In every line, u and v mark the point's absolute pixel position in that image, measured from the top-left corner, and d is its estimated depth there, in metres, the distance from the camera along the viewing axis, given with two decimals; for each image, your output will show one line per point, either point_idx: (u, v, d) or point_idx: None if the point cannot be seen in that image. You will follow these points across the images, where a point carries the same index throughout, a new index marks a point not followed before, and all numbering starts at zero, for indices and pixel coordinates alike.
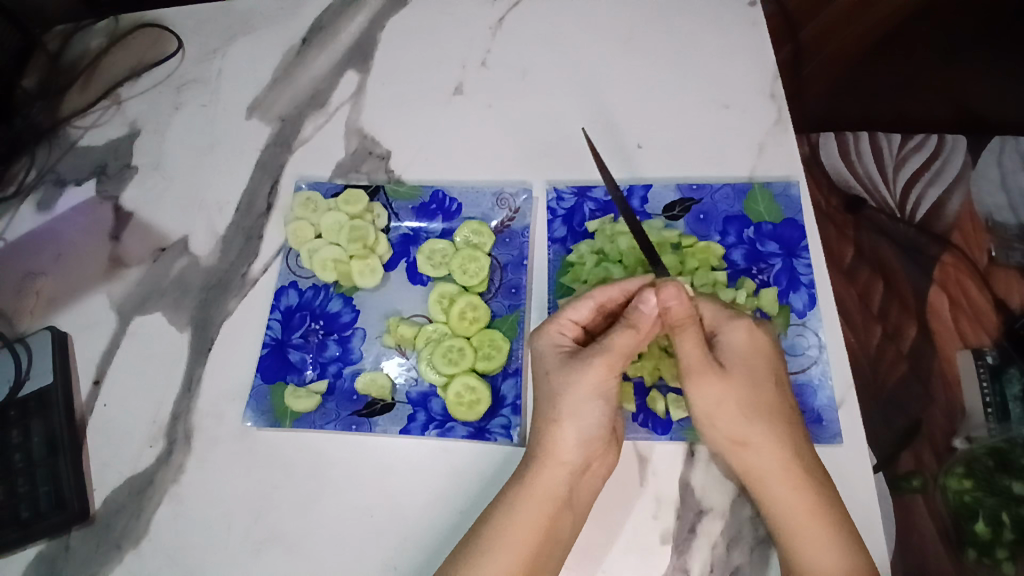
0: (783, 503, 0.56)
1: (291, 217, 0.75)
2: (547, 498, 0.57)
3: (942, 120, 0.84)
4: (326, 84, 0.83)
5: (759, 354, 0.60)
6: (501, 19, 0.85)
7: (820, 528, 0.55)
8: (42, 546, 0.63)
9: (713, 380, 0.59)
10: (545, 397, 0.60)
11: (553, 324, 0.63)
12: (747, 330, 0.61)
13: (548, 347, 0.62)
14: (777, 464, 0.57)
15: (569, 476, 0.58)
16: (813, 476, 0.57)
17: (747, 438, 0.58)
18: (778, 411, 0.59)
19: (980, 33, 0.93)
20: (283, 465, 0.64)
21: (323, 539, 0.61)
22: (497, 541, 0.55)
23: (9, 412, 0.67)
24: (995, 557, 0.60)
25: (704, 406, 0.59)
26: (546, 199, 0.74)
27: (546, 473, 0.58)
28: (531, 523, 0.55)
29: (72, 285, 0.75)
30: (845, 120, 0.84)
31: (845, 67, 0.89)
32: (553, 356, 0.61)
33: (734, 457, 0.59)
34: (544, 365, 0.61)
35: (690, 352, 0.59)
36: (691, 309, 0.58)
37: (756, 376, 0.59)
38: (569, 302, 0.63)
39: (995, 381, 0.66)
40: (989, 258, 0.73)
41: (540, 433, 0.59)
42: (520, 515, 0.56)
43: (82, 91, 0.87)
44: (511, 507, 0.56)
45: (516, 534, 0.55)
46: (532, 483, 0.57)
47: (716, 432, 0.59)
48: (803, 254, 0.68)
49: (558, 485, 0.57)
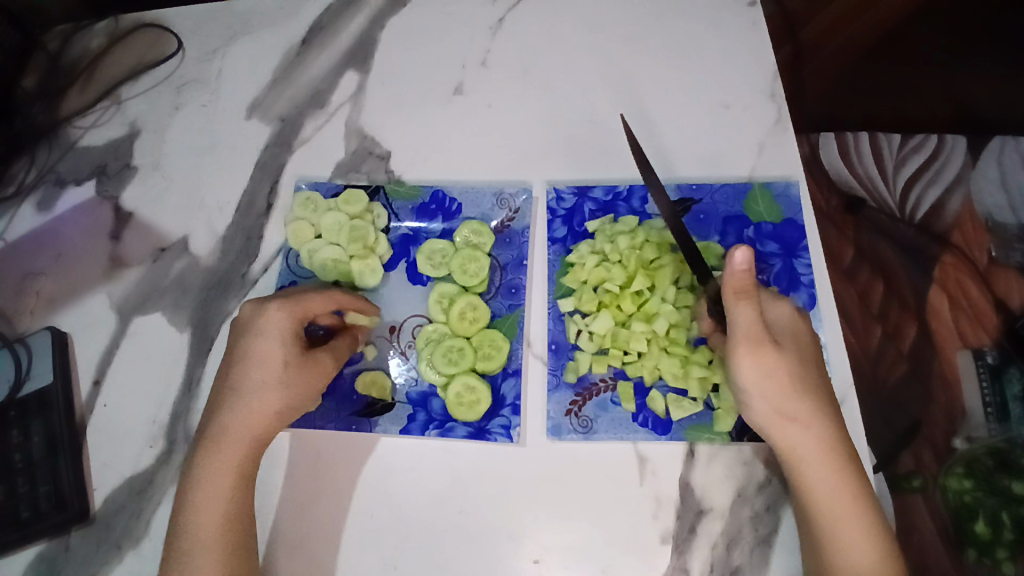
0: (826, 484, 0.53)
1: (292, 217, 0.75)
2: (237, 473, 0.55)
3: (946, 114, 0.80)
4: (326, 84, 0.83)
5: (801, 335, 0.59)
6: (501, 19, 0.85)
7: (858, 509, 0.53)
8: (42, 546, 0.63)
9: (768, 352, 0.55)
10: (262, 377, 0.57)
11: (292, 301, 0.59)
12: (790, 311, 0.59)
13: (272, 324, 0.58)
14: (823, 445, 0.54)
15: (250, 453, 0.56)
16: (854, 459, 0.54)
17: (796, 413, 0.55)
18: (823, 393, 0.56)
19: (995, 18, 0.89)
20: (283, 467, 0.64)
21: (325, 537, 0.61)
22: (196, 515, 0.54)
23: (9, 412, 0.67)
24: (995, 557, 0.60)
25: (755, 377, 0.55)
26: (546, 199, 0.74)
27: (235, 451, 0.55)
28: (218, 502, 0.54)
29: (71, 284, 0.75)
30: (850, 109, 0.80)
31: (855, 54, 0.85)
32: (277, 344, 0.57)
33: (778, 433, 0.55)
34: (265, 343, 0.57)
35: (745, 320, 0.55)
36: (754, 279, 0.54)
37: (805, 355, 0.57)
38: (320, 295, 0.60)
39: (995, 382, 0.65)
40: (989, 258, 0.72)
41: (238, 408, 0.56)
42: (223, 488, 0.55)
43: (81, 91, 0.87)
44: (212, 479, 0.55)
45: (211, 505, 0.54)
46: (204, 464, 0.55)
47: (761, 406, 0.56)
48: (803, 254, 0.70)
49: (243, 464, 0.55)
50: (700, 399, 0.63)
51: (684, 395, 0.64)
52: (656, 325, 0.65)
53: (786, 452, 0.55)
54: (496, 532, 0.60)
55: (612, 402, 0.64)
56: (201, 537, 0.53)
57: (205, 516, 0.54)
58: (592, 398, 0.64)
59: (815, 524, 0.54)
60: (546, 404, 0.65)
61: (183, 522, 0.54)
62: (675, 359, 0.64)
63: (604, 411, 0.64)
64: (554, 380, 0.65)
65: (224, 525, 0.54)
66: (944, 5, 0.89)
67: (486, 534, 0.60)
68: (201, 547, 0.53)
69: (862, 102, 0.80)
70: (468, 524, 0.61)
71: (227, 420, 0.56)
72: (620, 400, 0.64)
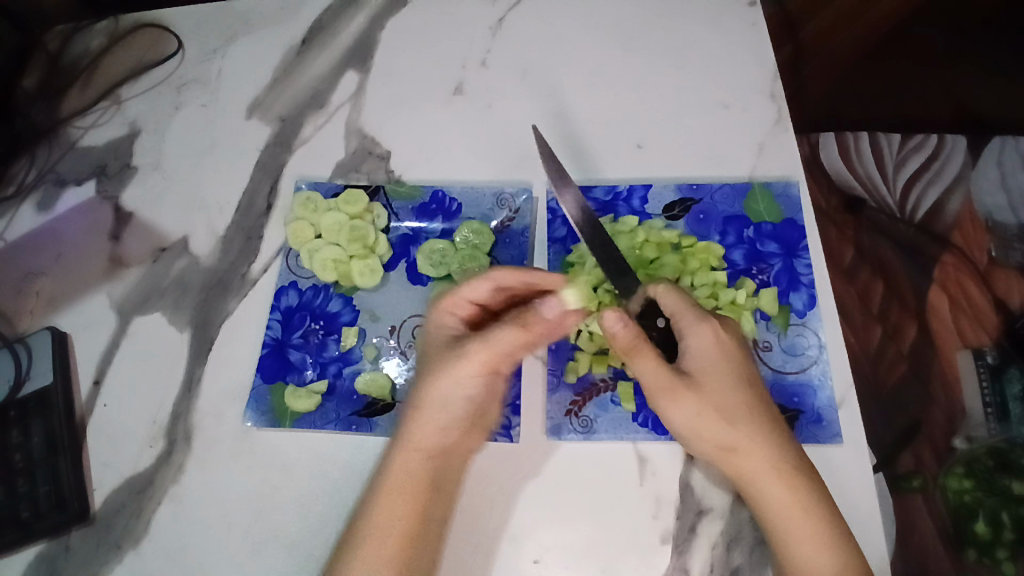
0: (777, 503, 0.55)
1: (291, 217, 0.75)
2: (408, 481, 0.56)
3: (947, 112, 0.80)
4: (326, 84, 0.83)
5: (730, 357, 0.58)
6: (501, 19, 0.85)
7: (812, 524, 0.54)
8: (42, 546, 0.63)
9: (685, 395, 0.57)
10: (428, 379, 0.59)
11: (452, 303, 0.63)
12: (711, 330, 0.58)
13: (442, 328, 0.62)
14: (770, 466, 0.55)
15: (428, 457, 0.57)
16: (804, 473, 0.55)
17: (734, 443, 0.56)
18: (760, 414, 0.57)
19: (994, 18, 0.89)
20: (283, 466, 0.64)
21: (323, 538, 0.61)
22: (370, 523, 0.54)
23: (9, 412, 0.67)
24: (995, 557, 0.59)
25: (684, 421, 0.57)
26: (546, 199, 0.74)
27: (409, 458, 0.57)
28: (391, 507, 0.55)
29: (71, 284, 0.75)
30: (851, 109, 0.80)
31: (854, 54, 0.85)
32: (441, 342, 0.61)
33: (726, 463, 0.57)
34: (435, 343, 0.62)
35: (648, 372, 0.57)
36: (637, 332, 0.56)
37: (734, 381, 0.58)
38: (468, 281, 0.62)
39: (995, 382, 0.65)
40: (989, 258, 0.71)
41: (412, 413, 0.58)
42: (397, 493, 0.55)
43: (81, 91, 0.87)
44: (388, 487, 0.56)
45: (389, 511, 0.55)
46: (385, 473, 0.57)
47: (701, 445, 0.58)
48: (803, 254, 0.69)
49: (415, 474, 0.56)
50: None
51: None
52: None
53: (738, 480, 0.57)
54: (496, 532, 0.60)
55: (612, 402, 0.64)
56: (377, 542, 0.53)
57: (373, 527, 0.54)
58: (592, 397, 0.64)
59: (772, 539, 0.55)
60: (546, 405, 0.64)
61: (363, 533, 0.54)
62: None
63: (604, 411, 0.64)
64: (554, 380, 0.65)
65: (391, 537, 0.54)
66: (943, 5, 0.89)
67: (487, 534, 0.60)
68: (379, 550, 0.53)
69: (862, 102, 0.81)
70: (468, 525, 0.60)
71: (406, 426, 0.58)
72: (620, 400, 0.64)
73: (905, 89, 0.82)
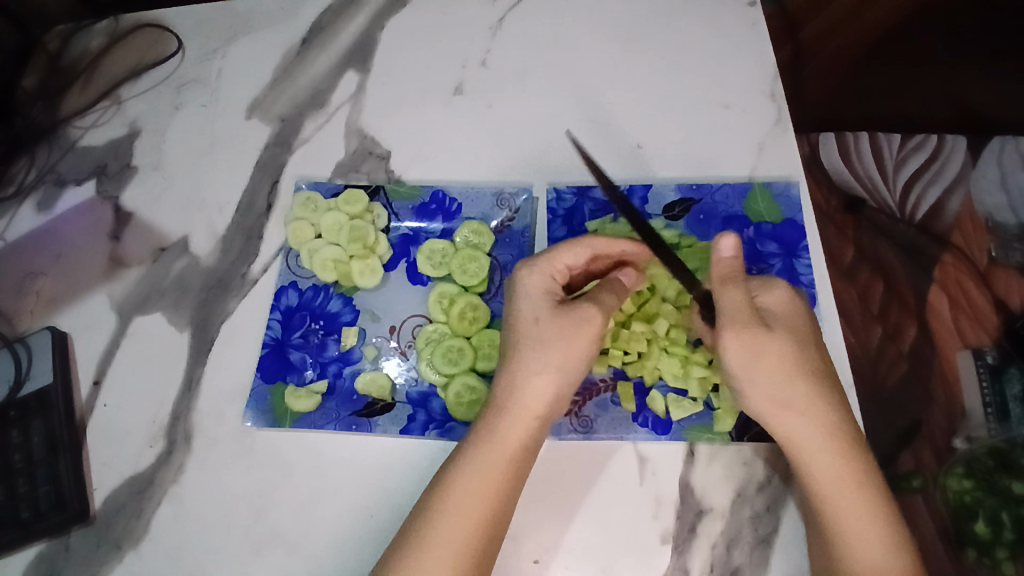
0: (827, 470, 0.53)
1: (291, 217, 0.75)
2: (515, 447, 0.54)
3: (948, 112, 0.80)
4: (326, 84, 0.83)
5: (797, 317, 0.58)
6: (501, 19, 0.85)
7: (863, 498, 0.53)
8: (41, 546, 0.63)
9: (760, 337, 0.56)
10: (538, 338, 0.57)
11: (546, 263, 0.61)
12: (785, 293, 0.59)
13: (538, 287, 0.59)
14: (824, 432, 0.54)
15: (538, 423, 0.55)
16: (860, 444, 0.54)
17: (794, 399, 0.55)
18: (823, 376, 0.56)
19: (995, 17, 0.88)
20: (283, 466, 0.64)
21: (325, 537, 0.61)
22: (467, 486, 0.52)
23: (10, 412, 0.67)
24: (995, 557, 0.59)
25: (744, 363, 0.56)
26: (546, 199, 0.74)
27: (520, 423, 0.54)
28: (494, 472, 0.52)
29: (72, 284, 0.75)
30: (852, 109, 0.80)
31: (856, 53, 0.85)
32: (540, 303, 0.59)
33: (776, 420, 0.56)
34: (535, 303, 0.59)
35: (732, 305, 0.57)
36: (740, 266, 0.58)
37: (800, 336, 0.57)
38: (566, 245, 0.61)
39: (995, 381, 0.65)
40: (989, 258, 0.71)
41: (521, 376, 0.56)
42: (504, 459, 0.53)
43: (81, 91, 0.87)
44: (493, 451, 0.53)
45: (491, 477, 0.52)
46: (485, 436, 0.54)
47: (757, 395, 0.56)
48: (803, 254, 0.70)
49: (526, 438, 0.54)
50: (700, 398, 0.63)
51: (684, 395, 0.64)
52: (656, 326, 0.66)
53: (786, 440, 0.55)
54: None
55: (612, 402, 0.64)
56: (475, 506, 0.51)
57: (474, 491, 0.51)
58: (592, 397, 0.64)
59: (820, 509, 0.54)
60: None
61: (455, 492, 0.52)
62: (675, 359, 0.65)
63: (604, 411, 0.64)
64: None
65: (491, 503, 0.51)
66: (943, 4, 0.89)
67: None
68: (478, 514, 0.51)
69: (863, 102, 0.80)
70: None
71: (513, 390, 0.55)
72: (620, 400, 0.64)
73: (908, 87, 0.82)
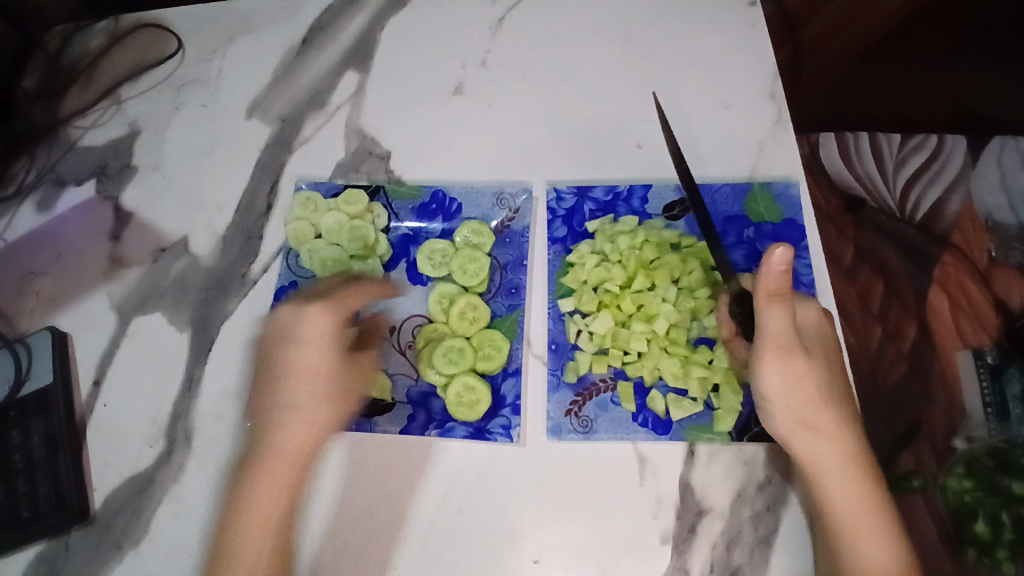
0: (846, 494, 0.55)
1: (291, 217, 0.75)
2: (240, 491, 0.61)
3: (949, 112, 0.80)
4: (326, 84, 0.83)
5: (827, 340, 0.60)
6: (501, 19, 0.85)
7: (875, 522, 0.54)
8: (41, 546, 0.63)
9: (797, 361, 0.57)
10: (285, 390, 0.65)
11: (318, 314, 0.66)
12: (819, 312, 0.60)
13: (307, 337, 0.66)
14: (845, 457, 0.56)
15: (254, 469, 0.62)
16: (872, 469, 0.56)
17: (820, 422, 0.57)
18: (847, 402, 0.58)
19: (995, 17, 0.89)
20: None
21: (324, 537, 0.61)
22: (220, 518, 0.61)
23: (9, 412, 0.67)
24: (995, 557, 0.59)
25: (779, 387, 0.57)
26: (546, 199, 0.74)
27: (243, 468, 0.62)
28: (235, 511, 0.61)
29: (71, 284, 0.75)
30: (852, 109, 0.80)
31: (856, 54, 0.85)
32: (294, 356, 0.66)
33: (800, 442, 0.57)
34: (302, 353, 0.66)
35: (775, 326, 0.55)
36: (787, 280, 0.53)
37: (831, 361, 0.59)
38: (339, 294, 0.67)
39: (995, 382, 0.65)
40: (989, 258, 0.71)
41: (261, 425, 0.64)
42: (235, 500, 0.61)
43: (82, 91, 0.87)
44: (237, 493, 0.61)
45: (231, 514, 0.61)
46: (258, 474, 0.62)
47: (785, 416, 0.58)
48: (803, 254, 0.70)
49: (246, 482, 0.62)
50: (700, 398, 0.63)
51: (684, 395, 0.64)
52: (656, 325, 0.66)
53: (806, 462, 0.57)
54: (495, 533, 0.60)
55: (612, 402, 0.64)
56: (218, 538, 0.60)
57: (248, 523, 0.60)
58: (592, 397, 0.64)
59: (833, 531, 0.55)
60: (546, 404, 0.65)
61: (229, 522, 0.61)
62: (675, 359, 0.65)
63: (605, 411, 0.64)
64: (554, 381, 0.65)
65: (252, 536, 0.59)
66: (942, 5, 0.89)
67: (486, 535, 0.60)
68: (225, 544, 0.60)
69: (864, 102, 0.80)
70: (469, 524, 0.61)
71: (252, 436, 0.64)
72: (620, 400, 0.64)
73: (908, 87, 0.82)
